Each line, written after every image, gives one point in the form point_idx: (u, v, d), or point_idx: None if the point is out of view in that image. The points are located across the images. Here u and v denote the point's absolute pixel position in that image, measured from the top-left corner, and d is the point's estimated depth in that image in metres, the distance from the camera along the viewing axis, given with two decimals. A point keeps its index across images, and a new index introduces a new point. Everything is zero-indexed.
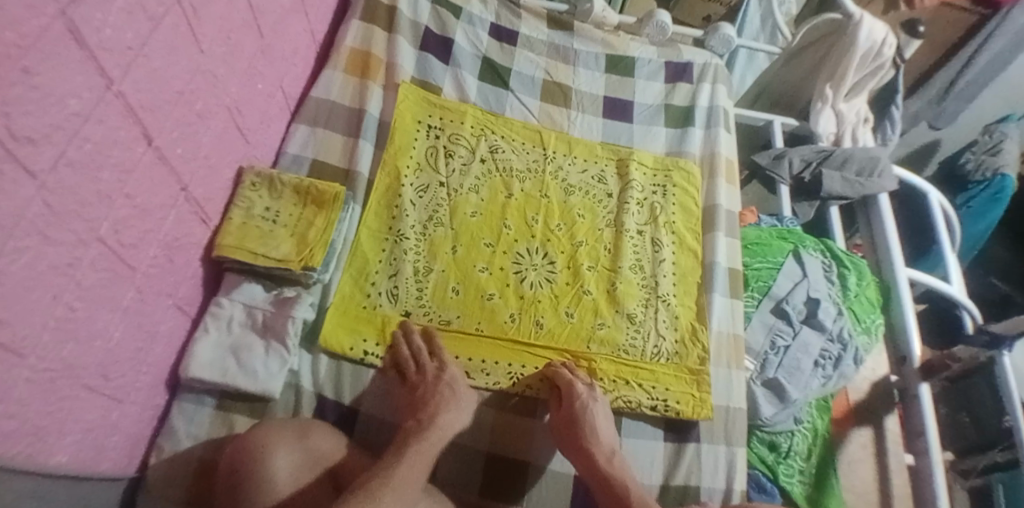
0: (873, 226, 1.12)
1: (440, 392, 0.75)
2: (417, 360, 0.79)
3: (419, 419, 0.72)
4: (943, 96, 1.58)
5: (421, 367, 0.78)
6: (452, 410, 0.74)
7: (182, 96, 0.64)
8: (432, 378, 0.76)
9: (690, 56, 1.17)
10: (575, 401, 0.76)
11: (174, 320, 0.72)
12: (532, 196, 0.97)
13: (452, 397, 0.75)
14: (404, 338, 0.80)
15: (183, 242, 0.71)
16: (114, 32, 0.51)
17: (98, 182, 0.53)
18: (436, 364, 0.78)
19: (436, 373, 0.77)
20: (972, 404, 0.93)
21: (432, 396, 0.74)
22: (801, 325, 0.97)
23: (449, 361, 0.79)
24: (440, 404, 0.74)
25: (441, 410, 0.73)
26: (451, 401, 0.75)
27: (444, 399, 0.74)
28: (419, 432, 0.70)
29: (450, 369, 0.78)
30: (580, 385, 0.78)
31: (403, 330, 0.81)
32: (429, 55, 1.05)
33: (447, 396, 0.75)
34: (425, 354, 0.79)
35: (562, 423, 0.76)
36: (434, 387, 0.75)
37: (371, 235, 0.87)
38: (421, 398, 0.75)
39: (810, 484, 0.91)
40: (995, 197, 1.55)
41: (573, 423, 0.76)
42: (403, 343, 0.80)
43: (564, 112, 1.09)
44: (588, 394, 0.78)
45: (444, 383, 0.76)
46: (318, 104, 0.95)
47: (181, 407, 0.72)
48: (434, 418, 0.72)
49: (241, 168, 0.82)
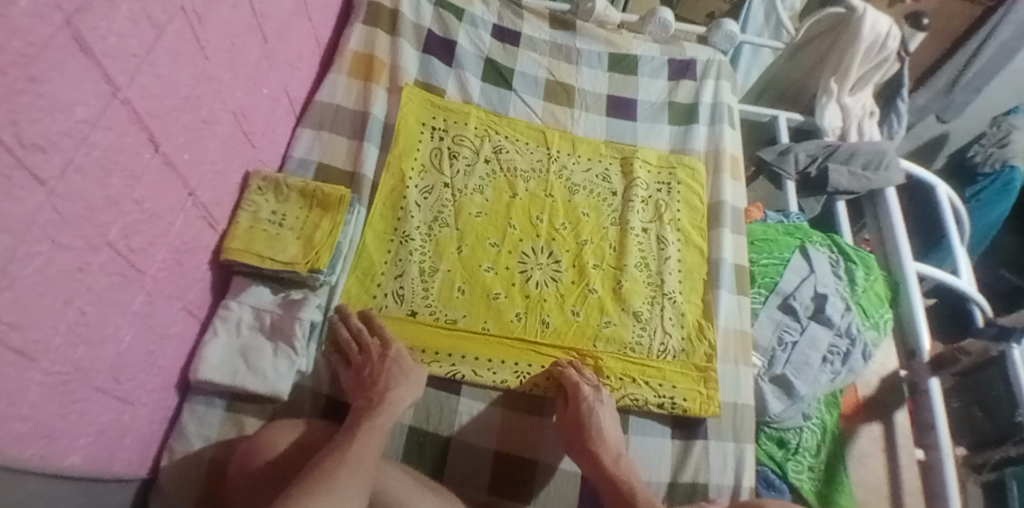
0: (881, 220, 1.11)
1: (388, 369, 0.74)
2: (358, 340, 0.78)
3: (369, 398, 0.72)
4: (950, 88, 1.57)
5: (364, 350, 0.77)
6: (402, 383, 0.74)
7: (187, 102, 0.65)
8: (377, 357, 0.76)
9: (694, 53, 1.17)
10: (585, 405, 0.76)
11: (184, 324, 0.73)
12: (537, 196, 0.97)
13: (400, 372, 0.75)
14: (343, 323, 0.80)
15: (191, 246, 0.72)
16: (119, 39, 0.51)
17: (107, 188, 0.54)
18: (381, 344, 0.78)
19: (380, 352, 0.76)
20: (985, 397, 0.93)
21: (380, 376, 0.74)
22: (809, 320, 0.96)
23: (396, 340, 0.79)
24: (389, 381, 0.73)
25: (391, 387, 0.73)
26: (400, 375, 0.74)
27: (393, 375, 0.74)
28: (370, 409, 0.70)
29: (394, 347, 0.77)
30: (586, 385, 0.79)
31: (340, 314, 0.80)
32: (432, 57, 1.06)
33: (395, 372, 0.74)
34: (366, 334, 0.79)
35: (568, 425, 0.77)
36: (381, 365, 0.75)
37: (377, 236, 0.88)
38: (370, 378, 0.74)
39: (820, 480, 0.90)
40: (1005, 188, 1.54)
41: (578, 425, 0.76)
42: (342, 326, 0.80)
43: (567, 112, 1.09)
44: (593, 397, 0.78)
45: (390, 359, 0.75)
46: (323, 108, 0.96)
47: (191, 410, 0.73)
48: (384, 394, 0.72)
49: (247, 172, 0.83)
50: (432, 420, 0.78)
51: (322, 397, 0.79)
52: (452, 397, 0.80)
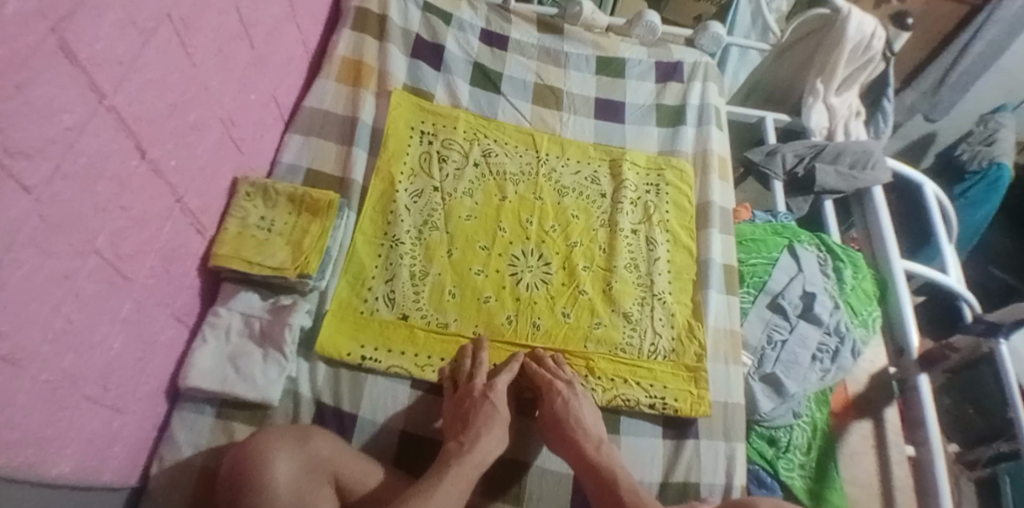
0: (869, 218, 1.12)
1: (484, 409, 0.75)
2: (473, 373, 0.79)
3: (461, 442, 0.72)
4: (937, 87, 1.59)
5: (471, 380, 0.77)
6: (495, 429, 0.73)
7: (175, 108, 0.65)
8: (479, 395, 0.76)
9: (681, 56, 1.18)
10: (557, 402, 0.77)
11: (173, 331, 0.73)
12: (527, 198, 0.97)
13: (496, 415, 0.75)
14: (472, 354, 0.81)
15: (180, 252, 0.72)
16: (105, 46, 0.52)
17: (94, 195, 0.54)
18: (485, 382, 0.78)
19: (484, 390, 0.77)
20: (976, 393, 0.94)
21: (476, 416, 0.74)
22: (798, 319, 0.97)
23: (500, 378, 0.78)
24: (484, 424, 0.73)
25: (484, 433, 0.72)
26: (494, 421, 0.74)
27: (487, 418, 0.74)
28: (460, 454, 0.70)
29: (497, 386, 0.77)
30: (559, 381, 0.79)
31: (475, 346, 0.82)
32: (421, 61, 1.06)
33: (490, 416, 0.74)
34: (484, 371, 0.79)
35: (548, 422, 0.77)
36: (480, 404, 0.75)
37: (367, 241, 0.88)
38: (467, 415, 0.75)
39: (810, 477, 0.90)
40: (992, 186, 1.56)
41: (555, 419, 0.76)
42: (469, 358, 0.81)
43: (556, 115, 1.09)
44: (568, 391, 0.78)
45: (490, 400, 0.75)
46: (312, 113, 0.96)
47: (181, 417, 0.73)
48: (475, 441, 0.71)
49: (235, 178, 0.83)
50: (421, 420, 0.80)
51: (308, 401, 0.77)
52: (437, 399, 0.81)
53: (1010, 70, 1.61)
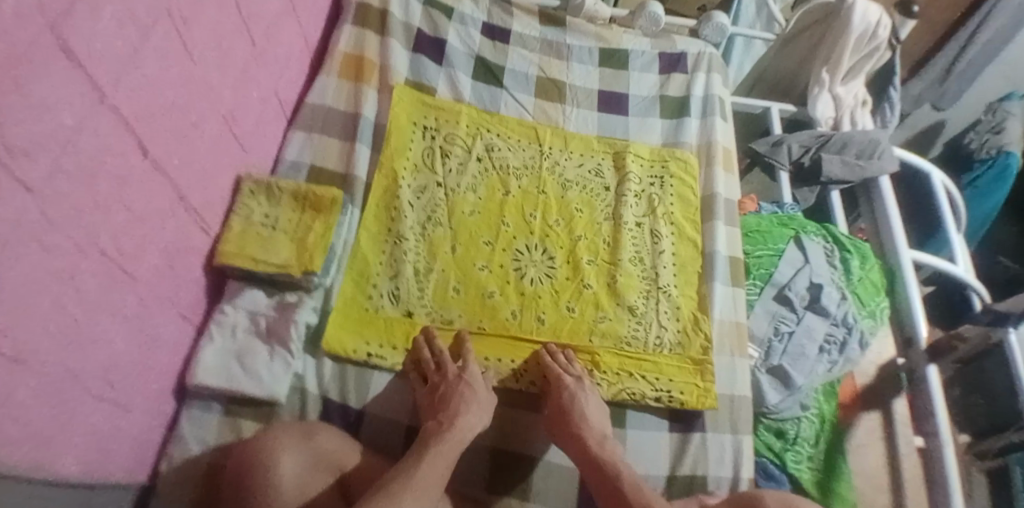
0: (876, 210, 1.11)
1: (461, 391, 0.74)
2: (438, 361, 0.78)
3: (440, 421, 0.71)
4: (944, 76, 1.57)
5: (442, 368, 0.76)
6: (473, 409, 0.73)
7: (175, 105, 0.65)
8: (453, 378, 0.75)
9: (685, 46, 1.17)
10: (562, 395, 0.77)
11: (177, 328, 0.73)
12: (530, 193, 0.97)
13: (473, 397, 0.74)
14: (426, 344, 0.80)
15: (183, 250, 0.72)
16: (104, 43, 0.51)
17: (95, 193, 0.54)
18: (457, 366, 0.77)
19: (457, 372, 0.76)
20: (987, 387, 0.94)
21: (452, 396, 0.73)
22: (806, 311, 0.96)
23: (471, 360, 0.78)
24: (461, 404, 0.73)
25: (462, 411, 0.72)
26: (472, 401, 0.74)
27: (465, 399, 0.73)
28: (440, 433, 0.69)
29: (470, 369, 0.77)
30: (566, 376, 0.79)
31: (425, 335, 0.80)
32: (422, 56, 1.06)
33: (468, 397, 0.74)
34: (448, 357, 0.78)
35: (554, 416, 0.77)
36: (455, 385, 0.74)
37: (371, 237, 0.88)
38: (443, 398, 0.74)
39: (818, 470, 0.90)
40: (1001, 174, 1.55)
41: (563, 412, 0.76)
42: (425, 347, 0.79)
43: (559, 108, 1.09)
44: (576, 385, 0.78)
45: (465, 382, 0.75)
46: (314, 110, 0.96)
47: (188, 415, 0.73)
48: (455, 419, 0.71)
49: (238, 176, 0.83)
50: None
51: (319, 399, 0.78)
52: None
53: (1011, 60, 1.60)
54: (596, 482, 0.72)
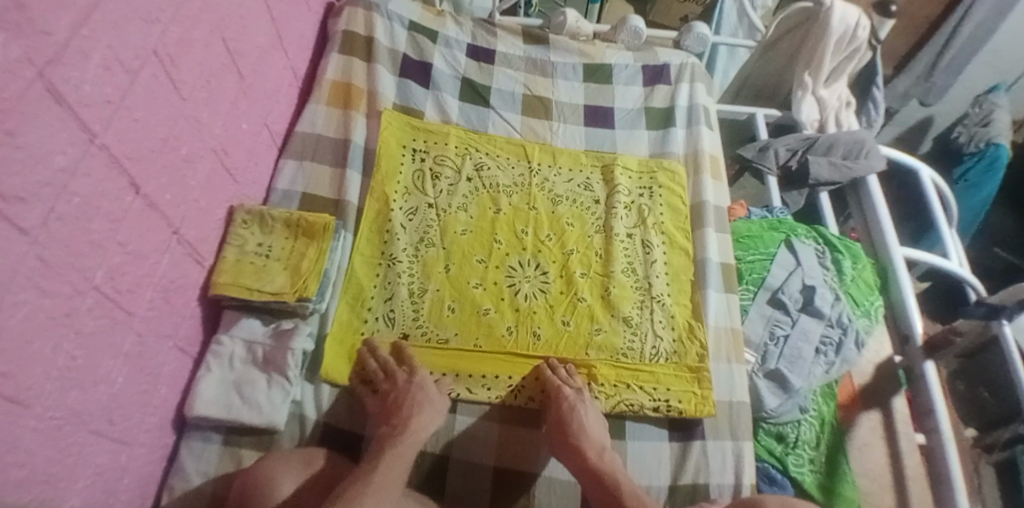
0: (866, 211, 1.12)
1: (412, 394, 0.76)
2: (386, 370, 0.79)
3: (393, 425, 0.73)
4: (930, 71, 1.59)
5: (392, 376, 0.78)
6: (426, 412, 0.75)
7: (166, 143, 0.67)
8: (403, 383, 0.77)
9: (667, 58, 1.19)
10: (563, 405, 0.77)
11: (176, 362, 0.74)
12: (521, 209, 0.98)
13: (425, 398, 0.76)
14: (370, 354, 0.81)
15: (179, 284, 0.73)
16: (93, 87, 0.53)
17: (90, 233, 0.55)
18: (407, 371, 0.79)
19: (407, 378, 0.78)
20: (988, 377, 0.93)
21: (404, 400, 0.75)
22: (799, 313, 0.97)
23: (420, 366, 0.80)
24: (414, 406, 0.75)
25: (415, 413, 0.74)
26: (425, 403, 0.76)
27: (418, 402, 0.75)
28: (394, 436, 0.71)
29: (420, 372, 0.79)
30: (566, 387, 0.80)
31: (368, 347, 0.81)
32: (409, 81, 1.08)
33: (420, 398, 0.76)
34: (394, 364, 0.80)
35: (552, 429, 0.77)
36: (407, 390, 0.76)
37: (364, 261, 0.89)
38: (394, 403, 0.75)
39: (822, 472, 0.89)
40: (991, 166, 1.55)
41: (562, 424, 0.76)
42: (370, 358, 0.80)
43: (546, 124, 1.10)
44: (576, 396, 0.79)
45: (416, 385, 0.77)
46: (304, 138, 0.97)
47: (188, 447, 0.74)
48: (408, 421, 0.73)
49: (232, 207, 0.84)
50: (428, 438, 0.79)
51: (319, 425, 0.78)
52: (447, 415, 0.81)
53: (1000, 51, 1.59)
54: (596, 492, 0.72)
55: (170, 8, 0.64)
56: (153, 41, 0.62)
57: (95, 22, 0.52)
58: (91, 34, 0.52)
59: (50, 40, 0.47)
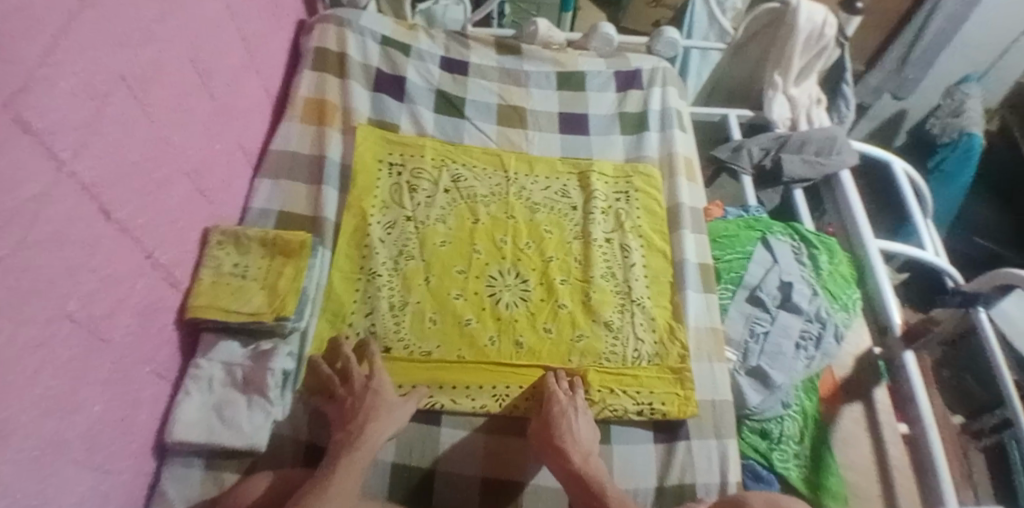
0: (842, 211, 1.13)
1: (368, 401, 0.75)
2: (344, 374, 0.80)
3: (348, 432, 0.73)
4: (901, 65, 1.64)
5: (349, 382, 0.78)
6: (382, 416, 0.74)
7: (138, 166, 0.66)
8: (359, 390, 0.77)
9: (639, 63, 1.20)
10: (554, 408, 0.78)
11: (154, 387, 0.73)
12: (499, 219, 0.98)
13: (380, 402, 0.75)
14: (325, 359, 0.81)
15: (155, 308, 0.72)
16: (61, 113, 0.53)
17: (63, 260, 0.55)
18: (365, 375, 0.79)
19: (364, 382, 0.78)
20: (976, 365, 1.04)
21: (362, 406, 0.75)
22: (777, 310, 0.98)
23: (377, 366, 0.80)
24: (369, 413, 0.74)
25: (370, 419, 0.73)
26: (380, 407, 0.75)
27: (373, 408, 0.74)
28: (349, 444, 0.71)
29: (377, 377, 0.78)
30: (558, 386, 0.81)
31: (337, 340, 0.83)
32: (384, 95, 1.08)
33: (374, 403, 0.75)
34: (353, 363, 0.80)
35: (541, 437, 0.77)
36: (364, 396, 0.76)
37: (344, 277, 0.89)
38: (351, 410, 0.75)
39: (806, 466, 0.90)
40: (966, 154, 1.60)
41: (549, 426, 0.77)
42: (322, 364, 0.80)
43: (522, 133, 1.11)
44: (569, 403, 0.79)
45: (371, 391, 0.76)
46: (279, 156, 0.97)
47: (170, 473, 0.73)
48: (363, 427, 0.72)
49: (206, 228, 0.84)
50: (415, 454, 0.79)
51: (303, 443, 0.78)
52: (431, 427, 0.81)
53: (970, 42, 1.61)
54: (584, 498, 0.72)
55: (137, 32, 0.64)
56: (121, 66, 0.62)
57: (61, 49, 0.52)
58: (57, 61, 0.52)
59: (18, 69, 0.47)
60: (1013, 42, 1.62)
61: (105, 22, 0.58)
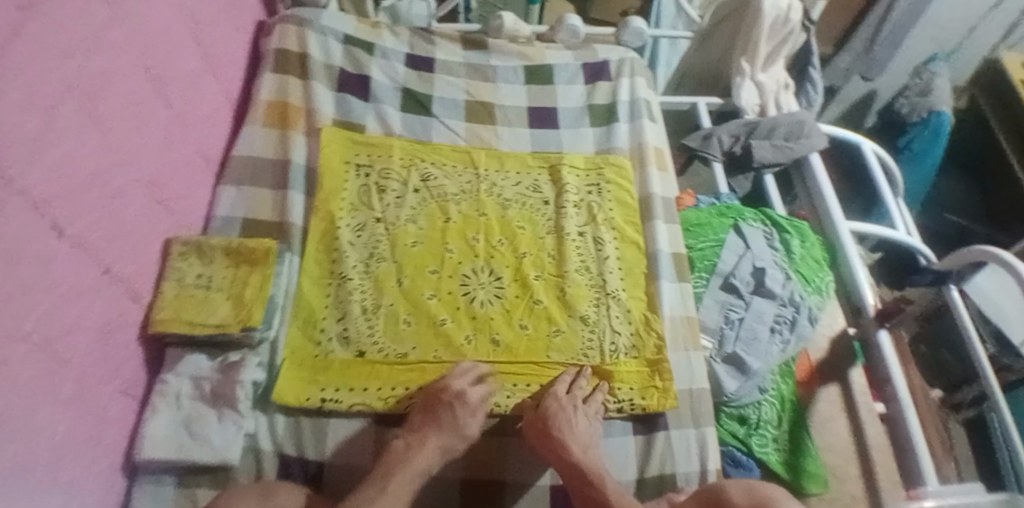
0: (812, 192, 1.15)
1: (442, 416, 0.75)
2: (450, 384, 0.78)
3: (408, 443, 0.73)
4: (870, 45, 1.66)
5: (446, 388, 0.77)
6: (446, 437, 0.74)
7: (92, 179, 0.64)
8: (444, 402, 0.76)
9: (606, 55, 1.20)
10: (551, 405, 0.77)
11: (120, 405, 0.71)
12: (471, 217, 0.97)
13: (453, 421, 0.75)
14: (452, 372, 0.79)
15: (117, 324, 0.70)
16: (7, 129, 0.51)
17: (16, 279, 0.53)
18: (460, 388, 0.77)
19: (453, 397, 0.76)
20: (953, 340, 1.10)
21: (434, 420, 0.75)
22: (751, 296, 0.99)
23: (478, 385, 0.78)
24: (437, 431, 0.74)
25: (433, 438, 0.73)
26: (450, 426, 0.75)
27: (444, 426, 0.74)
28: (405, 457, 0.71)
29: (473, 396, 0.77)
30: (559, 385, 0.80)
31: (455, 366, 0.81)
32: (348, 95, 1.06)
33: (447, 423, 0.75)
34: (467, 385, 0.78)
35: (536, 433, 0.76)
36: (442, 409, 0.75)
37: (314, 282, 0.87)
38: (423, 421, 0.75)
39: (786, 450, 0.90)
40: (936, 132, 1.63)
41: (546, 433, 0.75)
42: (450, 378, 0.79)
43: (491, 129, 1.10)
44: (561, 406, 0.77)
45: (450, 407, 0.75)
46: (242, 161, 0.95)
47: (141, 492, 0.71)
48: (423, 444, 0.73)
49: (168, 239, 0.81)
50: None
51: (276, 455, 0.76)
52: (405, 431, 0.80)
53: (937, 24, 1.62)
54: (580, 488, 0.72)
55: (85, 41, 0.62)
56: (68, 76, 0.59)
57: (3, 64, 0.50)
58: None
59: None
60: (979, 20, 1.63)
61: (49, 33, 0.56)
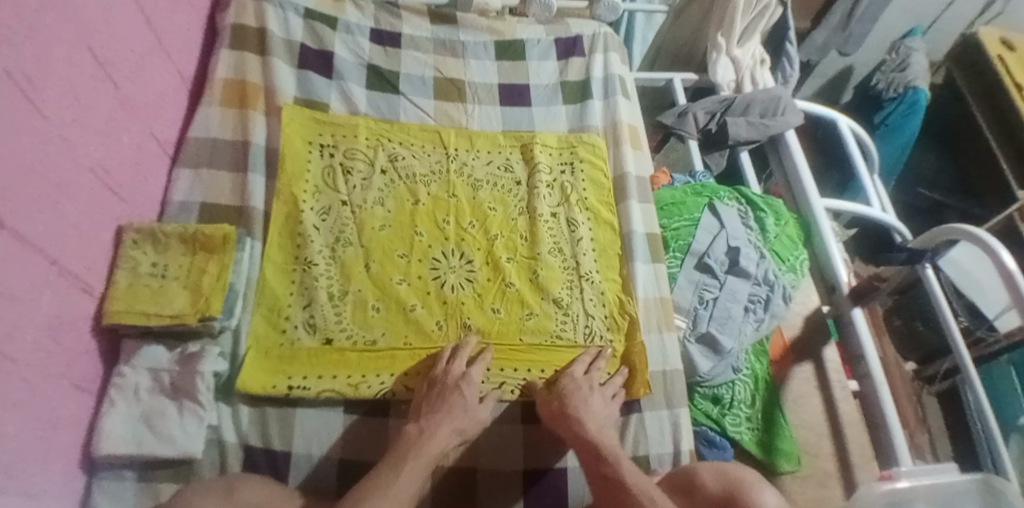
0: (787, 169, 1.13)
1: (451, 400, 0.74)
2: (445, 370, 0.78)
3: (421, 428, 0.71)
4: (847, 20, 1.61)
5: (449, 372, 0.76)
6: (458, 419, 0.73)
7: (33, 169, 0.60)
8: (449, 385, 0.76)
9: (579, 29, 1.17)
10: (567, 385, 0.78)
11: (74, 402, 0.68)
12: (441, 198, 0.95)
13: (462, 405, 0.74)
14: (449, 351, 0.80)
15: (66, 320, 0.66)
16: None
17: None
18: (461, 371, 0.77)
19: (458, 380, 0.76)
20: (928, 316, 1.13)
21: (445, 401, 0.74)
22: (725, 275, 0.98)
23: (473, 367, 0.78)
24: (448, 414, 0.73)
25: (445, 420, 0.72)
26: (460, 409, 0.74)
27: (455, 409, 0.74)
28: (418, 442, 0.69)
29: (467, 374, 0.77)
30: (577, 366, 0.81)
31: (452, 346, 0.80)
32: (310, 73, 1.02)
33: (456, 406, 0.74)
34: (461, 360, 0.78)
35: (551, 414, 0.76)
36: (450, 393, 0.75)
37: (278, 269, 0.84)
38: (433, 405, 0.74)
39: (759, 429, 0.91)
40: (912, 107, 1.61)
41: (561, 416, 0.75)
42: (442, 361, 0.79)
43: (460, 108, 1.07)
44: (575, 389, 0.78)
45: (457, 388, 0.75)
46: (198, 144, 0.91)
47: (102, 490, 0.68)
48: (435, 428, 0.71)
49: (120, 226, 0.77)
50: (369, 448, 0.77)
51: (241, 446, 0.74)
52: (381, 419, 0.79)
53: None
54: (589, 462, 0.72)
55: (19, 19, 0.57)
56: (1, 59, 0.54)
57: None
58: None
59: None
60: None
61: None
